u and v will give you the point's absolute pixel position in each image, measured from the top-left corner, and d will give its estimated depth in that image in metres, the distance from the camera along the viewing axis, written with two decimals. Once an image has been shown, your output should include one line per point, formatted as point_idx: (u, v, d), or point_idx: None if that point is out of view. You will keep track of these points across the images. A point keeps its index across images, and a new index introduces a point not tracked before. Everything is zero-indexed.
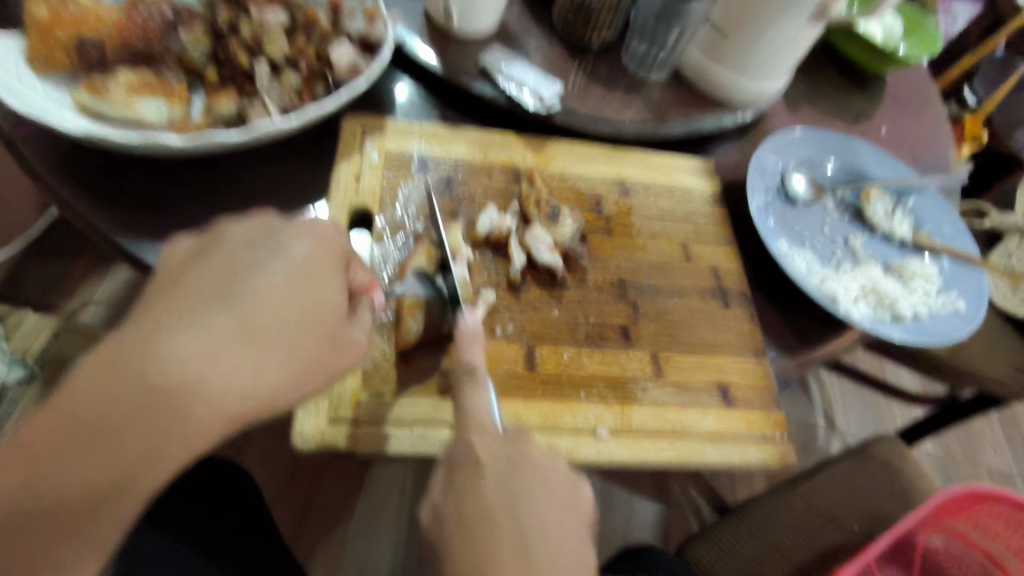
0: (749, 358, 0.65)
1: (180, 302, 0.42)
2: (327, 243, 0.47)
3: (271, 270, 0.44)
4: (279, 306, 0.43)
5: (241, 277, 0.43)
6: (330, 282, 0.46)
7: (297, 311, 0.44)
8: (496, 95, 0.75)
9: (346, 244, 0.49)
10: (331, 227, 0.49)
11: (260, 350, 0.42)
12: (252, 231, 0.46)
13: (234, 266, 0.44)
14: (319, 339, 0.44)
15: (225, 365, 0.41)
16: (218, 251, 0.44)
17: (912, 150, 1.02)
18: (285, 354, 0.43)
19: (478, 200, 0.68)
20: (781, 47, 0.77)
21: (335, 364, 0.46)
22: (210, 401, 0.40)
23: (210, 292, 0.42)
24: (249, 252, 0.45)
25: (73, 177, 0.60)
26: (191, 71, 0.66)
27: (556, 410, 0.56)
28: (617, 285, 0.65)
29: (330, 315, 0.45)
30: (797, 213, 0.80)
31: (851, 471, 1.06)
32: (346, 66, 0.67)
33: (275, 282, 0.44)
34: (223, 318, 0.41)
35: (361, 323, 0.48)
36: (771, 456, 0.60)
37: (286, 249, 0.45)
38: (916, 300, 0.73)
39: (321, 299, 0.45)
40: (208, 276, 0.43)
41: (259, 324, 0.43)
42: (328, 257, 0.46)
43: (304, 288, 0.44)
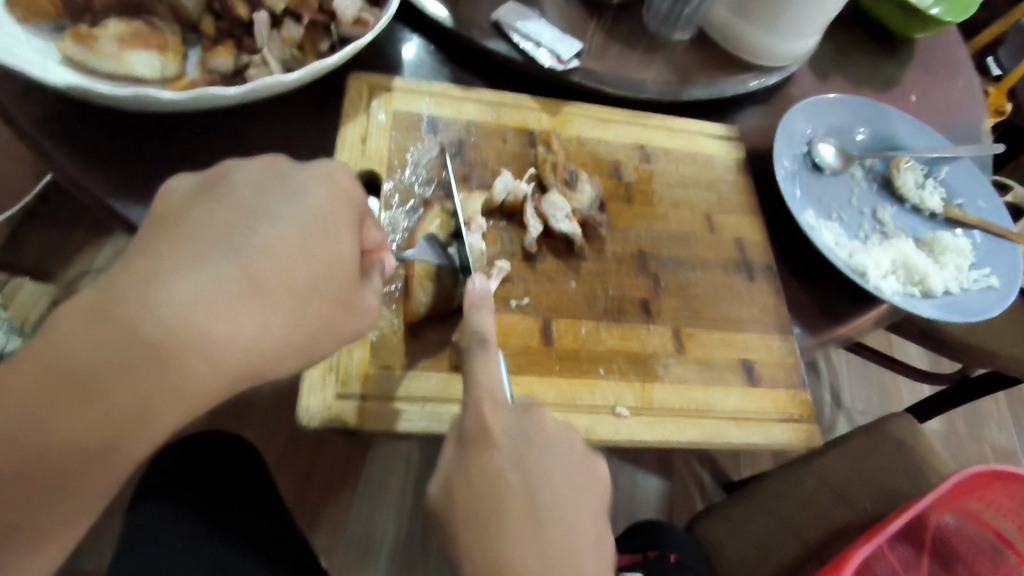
0: (775, 335, 0.62)
1: (180, 245, 0.36)
2: (345, 194, 0.42)
3: (282, 219, 0.39)
4: (289, 260, 0.39)
5: (247, 224, 0.38)
6: (345, 238, 0.42)
7: (307, 267, 0.40)
8: (510, 52, 0.70)
9: (363, 196, 0.44)
10: (348, 175, 0.43)
11: (266, 308, 0.38)
12: (261, 175, 0.41)
13: (241, 212, 0.39)
14: (329, 300, 0.41)
15: (228, 320, 0.37)
16: (223, 193, 0.39)
17: (943, 119, 0.97)
18: (292, 313, 0.39)
19: (491, 165, 0.64)
20: (811, 4, 0.73)
21: (343, 329, 0.43)
22: (210, 359, 0.36)
23: (214, 238, 0.37)
24: (257, 197, 0.40)
25: (61, 132, 0.57)
26: (184, 22, 0.61)
27: (574, 387, 0.54)
28: (637, 256, 0.62)
29: (343, 276, 0.42)
30: (823, 183, 0.76)
31: (866, 448, 1.04)
32: (351, 18, 0.62)
33: (286, 234, 0.39)
34: (228, 268, 0.37)
35: (372, 287, 0.45)
36: (796, 437, 0.58)
37: (299, 197, 0.41)
38: (948, 275, 0.70)
39: (335, 256, 0.41)
40: (212, 220, 0.38)
41: (267, 278, 0.38)
42: (345, 209, 0.42)
43: (317, 243, 0.40)
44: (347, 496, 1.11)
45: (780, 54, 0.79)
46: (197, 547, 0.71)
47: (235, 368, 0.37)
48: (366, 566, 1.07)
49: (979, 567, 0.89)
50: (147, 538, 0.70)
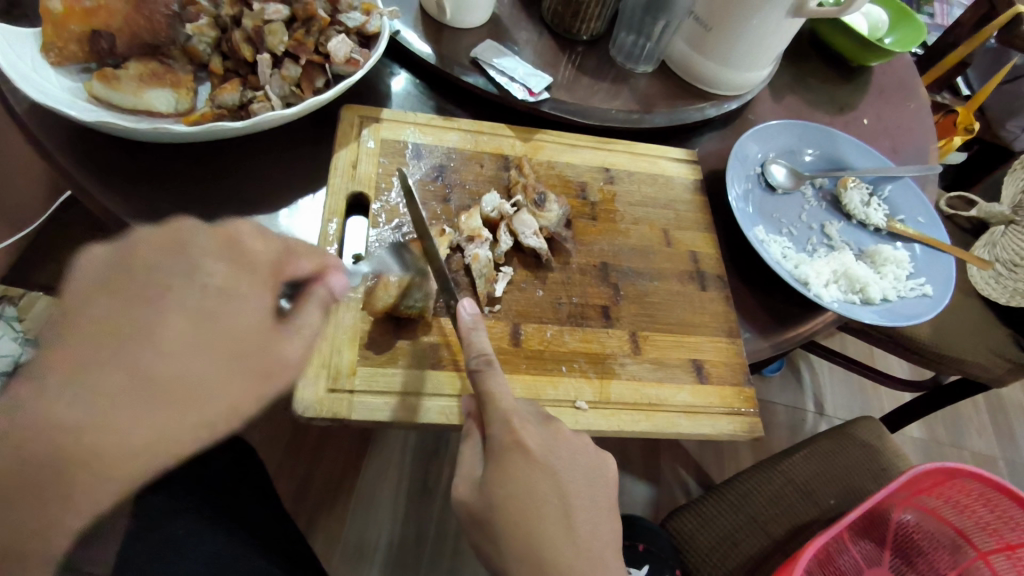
0: (722, 336, 0.69)
1: (84, 343, 0.38)
2: (244, 261, 0.44)
3: (182, 301, 0.41)
4: (193, 342, 0.41)
5: (148, 313, 0.40)
6: (248, 306, 0.43)
7: (211, 345, 0.41)
8: (487, 86, 0.78)
9: (273, 254, 0.46)
10: (250, 240, 0.45)
11: (174, 399, 0.40)
12: (158, 253, 0.42)
13: (139, 302, 0.40)
14: (240, 368, 0.42)
15: (137, 411, 0.38)
16: (123, 284, 0.41)
17: (893, 141, 1.05)
18: (204, 394, 0.41)
19: (469, 187, 0.71)
20: (761, 41, 0.80)
21: (262, 387, 0.44)
22: (128, 450, 0.38)
23: (114, 332, 0.39)
24: (155, 279, 0.41)
25: (85, 160, 0.63)
26: (195, 61, 0.70)
27: (538, 384, 0.60)
28: (599, 268, 0.69)
29: (254, 339, 0.43)
30: (775, 200, 0.84)
31: (832, 449, 1.11)
32: (343, 58, 0.69)
33: (184, 317, 0.41)
34: (129, 365, 0.39)
35: (296, 325, 0.46)
36: (741, 428, 0.64)
37: (197, 275, 0.42)
38: (886, 284, 0.77)
39: (241, 325, 0.43)
40: (114, 313, 0.40)
41: (173, 365, 0.40)
42: (250, 273, 0.44)
43: (221, 317, 0.42)
44: (343, 506, 1.16)
45: (734, 83, 0.87)
46: (197, 537, 0.76)
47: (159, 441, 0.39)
48: (361, 569, 1.12)
49: (940, 562, 0.93)
50: (155, 526, 0.77)
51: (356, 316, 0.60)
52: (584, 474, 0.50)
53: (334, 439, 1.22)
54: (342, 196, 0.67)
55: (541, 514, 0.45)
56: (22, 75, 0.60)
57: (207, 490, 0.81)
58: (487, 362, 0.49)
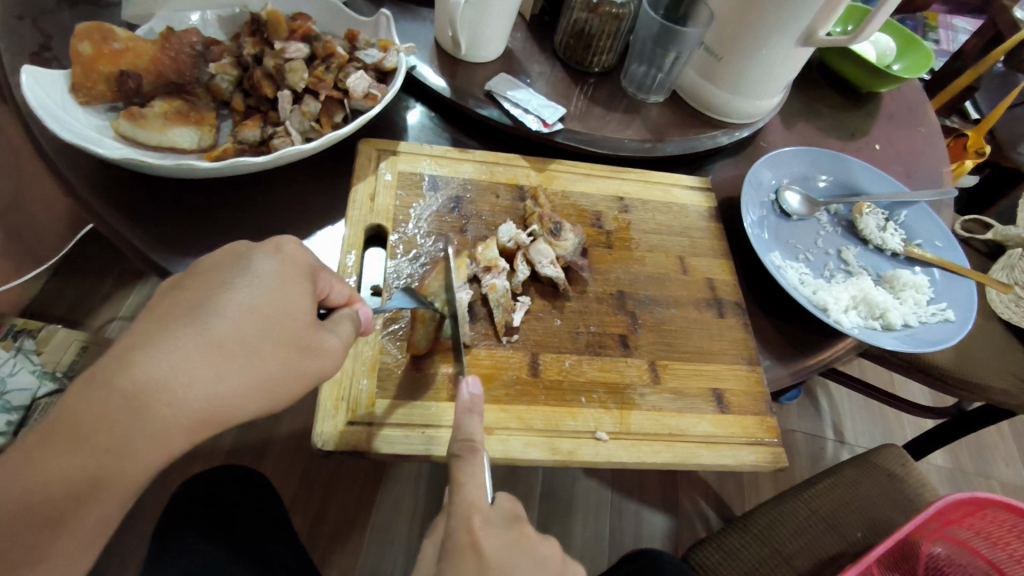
0: (743, 363, 0.68)
1: (157, 316, 0.45)
2: (294, 261, 0.50)
3: (238, 287, 0.46)
4: (242, 319, 0.45)
5: (209, 294, 0.46)
6: (293, 296, 0.48)
7: (256, 324, 0.46)
8: (501, 118, 0.79)
9: (314, 259, 0.52)
10: (299, 245, 0.51)
11: (223, 363, 0.44)
12: (227, 254, 0.49)
13: (205, 288, 0.46)
14: (284, 348, 0.47)
15: (186, 373, 0.43)
16: (196, 276, 0.47)
17: (906, 165, 1.05)
18: (248, 362, 0.45)
19: (486, 217, 0.72)
20: (771, 70, 0.81)
21: (303, 370, 0.48)
22: (177, 404, 0.42)
23: (181, 309, 0.45)
24: (220, 272, 0.47)
25: (107, 194, 0.65)
26: (218, 99, 0.72)
27: (557, 414, 0.59)
28: (616, 296, 0.69)
29: (294, 327, 0.47)
30: (791, 226, 0.84)
31: (855, 479, 1.08)
32: (361, 93, 0.71)
33: (239, 297, 0.46)
34: (190, 331, 0.44)
35: (336, 330, 0.51)
36: (767, 460, 0.62)
37: (253, 269, 0.48)
38: (906, 309, 0.76)
39: (283, 310, 0.47)
40: (184, 296, 0.46)
41: (223, 336, 0.44)
42: (294, 270, 0.49)
43: (268, 301, 0.47)
44: (356, 540, 1.15)
45: (746, 112, 0.88)
46: (225, 567, 0.77)
47: (201, 409, 0.43)
48: None
49: None
50: (169, 565, 0.75)
51: (375, 347, 0.60)
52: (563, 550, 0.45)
53: (347, 470, 1.20)
54: (360, 227, 0.68)
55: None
56: (53, 116, 0.61)
57: (223, 526, 0.80)
58: (470, 448, 0.49)
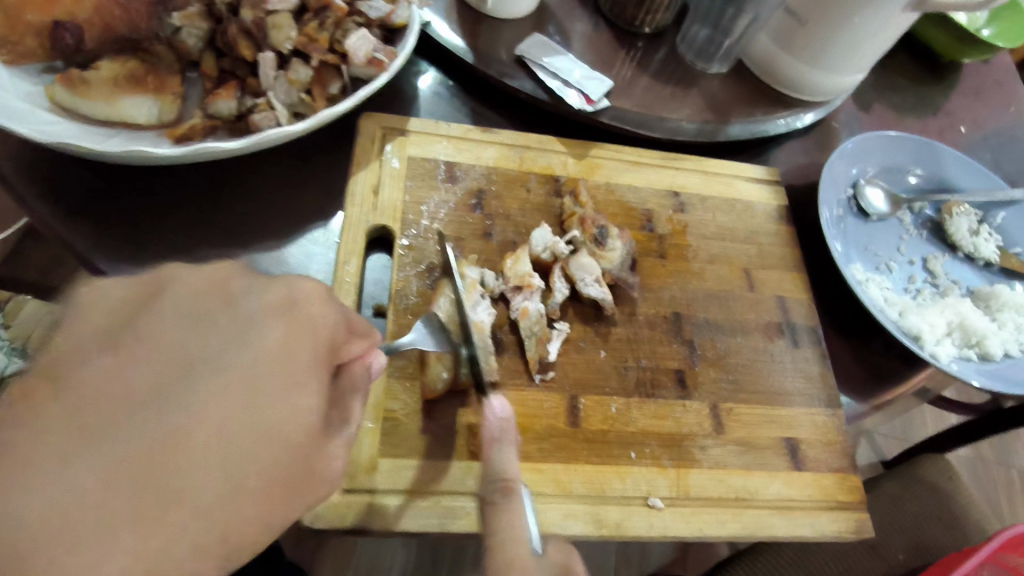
0: (821, 409, 0.57)
1: (50, 424, 0.23)
2: (311, 326, 0.30)
3: (213, 373, 0.26)
4: (217, 444, 0.25)
5: (157, 384, 0.25)
6: (302, 394, 0.29)
7: (237, 446, 0.26)
8: (535, 91, 0.65)
9: (340, 317, 0.33)
10: (318, 295, 0.32)
11: (164, 524, 0.23)
12: (201, 300, 0.29)
13: (150, 367, 0.26)
14: (274, 487, 0.27)
15: (91, 548, 0.22)
16: (134, 338, 0.26)
17: (994, 153, 0.91)
18: (208, 520, 0.25)
19: (514, 218, 0.59)
20: (863, 40, 0.66)
21: (293, 517, 0.29)
22: None
23: (96, 408, 0.24)
24: (184, 338, 0.27)
25: (43, 182, 0.52)
26: (184, 58, 0.56)
27: (602, 475, 0.49)
28: (671, 319, 0.57)
29: (297, 448, 0.28)
30: (870, 230, 0.71)
31: (896, 494, 0.85)
32: (364, 58, 0.57)
33: (213, 395, 0.26)
34: (110, 459, 0.23)
35: (345, 432, 0.33)
36: (846, 529, 0.52)
37: (245, 338, 0.28)
38: (1006, 336, 0.64)
39: (288, 422, 0.28)
40: (105, 378, 0.25)
41: (175, 482, 0.24)
42: (309, 344, 0.30)
43: (262, 406, 0.27)
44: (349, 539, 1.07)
45: (826, 89, 0.73)
46: None
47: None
48: None
49: None
50: None
51: (379, 388, 0.48)
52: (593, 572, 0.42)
53: None
54: (362, 230, 0.55)
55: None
56: None
57: None
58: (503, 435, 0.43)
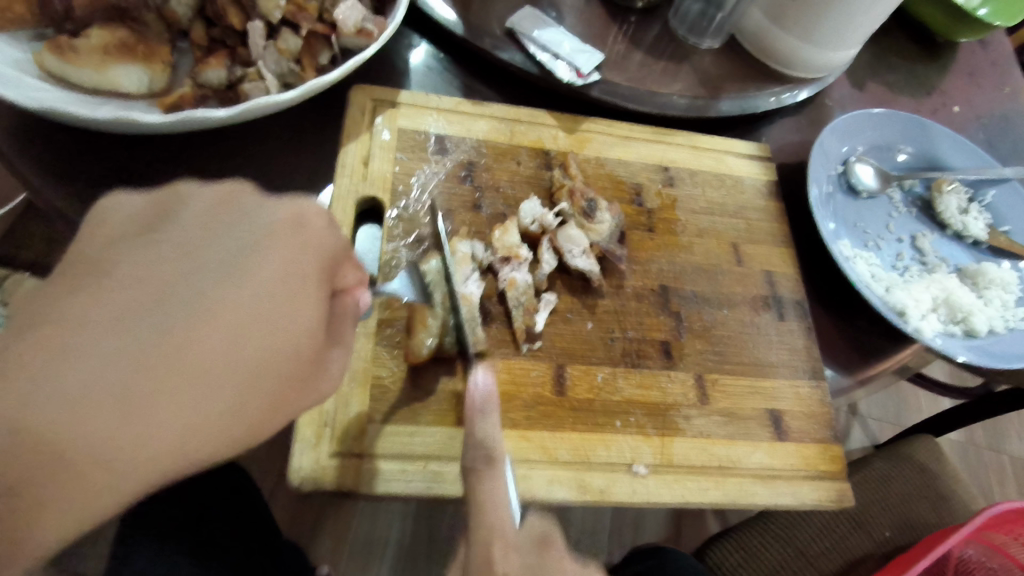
0: (804, 379, 0.58)
1: (90, 303, 0.27)
2: (311, 245, 0.34)
3: (232, 273, 0.31)
4: (227, 339, 0.29)
5: (184, 277, 0.30)
6: (306, 305, 0.32)
7: (250, 340, 0.30)
8: (525, 63, 0.65)
9: (339, 241, 0.36)
10: (320, 218, 0.35)
11: (189, 400, 0.28)
12: (216, 215, 0.33)
13: (177, 265, 0.30)
14: (278, 381, 0.31)
15: (132, 407, 0.27)
16: (160, 238, 0.31)
17: (987, 134, 0.90)
18: (224, 398, 0.29)
19: (504, 191, 0.59)
20: (856, 15, 0.66)
21: (294, 411, 0.32)
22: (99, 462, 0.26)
23: (133, 293, 0.29)
24: (206, 246, 0.32)
25: (33, 149, 0.52)
26: (174, 27, 0.56)
27: (587, 443, 0.50)
28: (658, 292, 0.57)
29: (300, 352, 0.32)
30: (859, 207, 0.71)
31: (885, 473, 0.85)
32: (353, 28, 0.57)
33: (232, 295, 0.30)
34: (145, 337, 0.28)
35: (345, 347, 0.37)
36: (826, 497, 0.54)
37: (259, 247, 0.32)
38: (992, 313, 0.65)
39: (287, 325, 0.31)
40: (137, 268, 0.29)
41: (192, 358, 0.28)
42: (311, 264, 0.33)
43: (272, 310, 0.31)
44: None
45: (818, 66, 0.73)
46: None
47: (148, 477, 0.27)
48: None
49: None
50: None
51: (367, 355, 0.48)
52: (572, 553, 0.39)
53: None
54: (351, 201, 0.55)
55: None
56: None
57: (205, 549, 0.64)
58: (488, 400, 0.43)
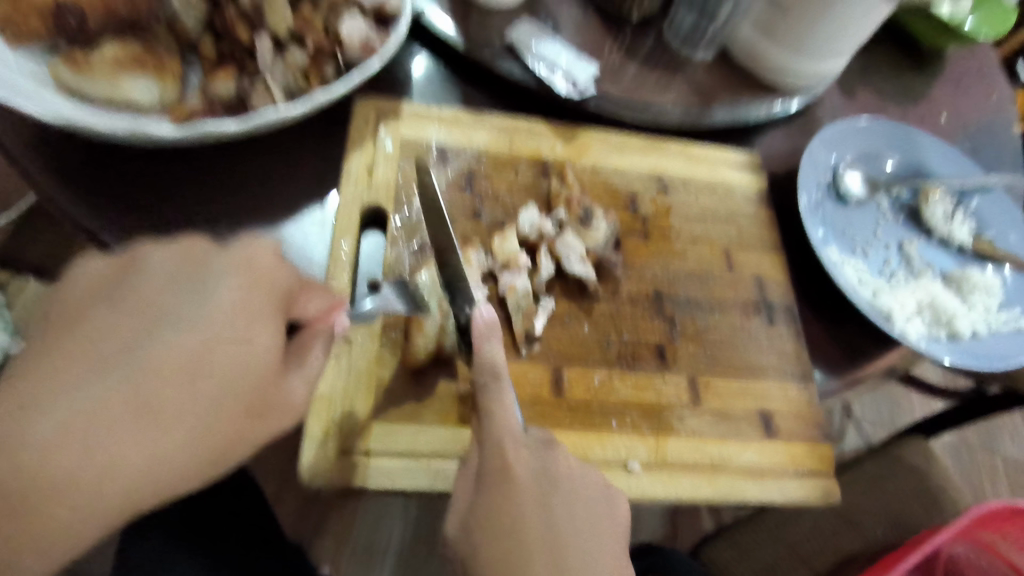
0: (793, 381, 0.60)
1: (72, 360, 0.34)
2: (262, 278, 0.40)
3: (190, 318, 0.37)
4: (190, 375, 0.36)
5: (149, 328, 0.36)
6: (259, 336, 0.38)
7: (209, 376, 0.37)
8: (524, 78, 0.67)
9: (291, 273, 0.42)
10: (272, 253, 0.41)
11: (164, 431, 0.35)
12: (173, 261, 0.39)
13: (145, 317, 0.37)
14: (238, 405, 0.38)
15: (116, 440, 0.34)
16: (131, 287, 0.37)
17: (974, 142, 0.93)
18: (193, 426, 0.36)
19: (503, 200, 0.61)
20: (843, 28, 0.69)
21: (261, 427, 0.40)
22: (96, 482, 0.34)
23: (106, 344, 0.35)
24: (164, 294, 0.37)
25: (48, 159, 0.54)
26: (184, 42, 0.58)
27: (583, 441, 0.52)
28: (652, 297, 0.60)
29: (257, 380, 0.38)
30: (848, 214, 0.74)
31: (877, 473, 0.86)
32: (358, 43, 0.60)
33: (188, 340, 0.36)
34: (118, 381, 0.35)
35: (308, 367, 0.42)
36: (814, 493, 0.56)
37: (211, 291, 0.38)
38: (975, 316, 0.67)
39: (244, 356, 0.38)
40: (112, 321, 0.36)
41: (162, 396, 0.35)
42: (262, 297, 0.39)
43: (227, 346, 0.37)
44: None
45: (808, 77, 0.75)
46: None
47: (139, 488, 0.35)
48: None
49: None
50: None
51: (371, 356, 0.51)
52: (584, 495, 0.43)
53: None
54: (356, 208, 0.57)
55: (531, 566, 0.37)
56: None
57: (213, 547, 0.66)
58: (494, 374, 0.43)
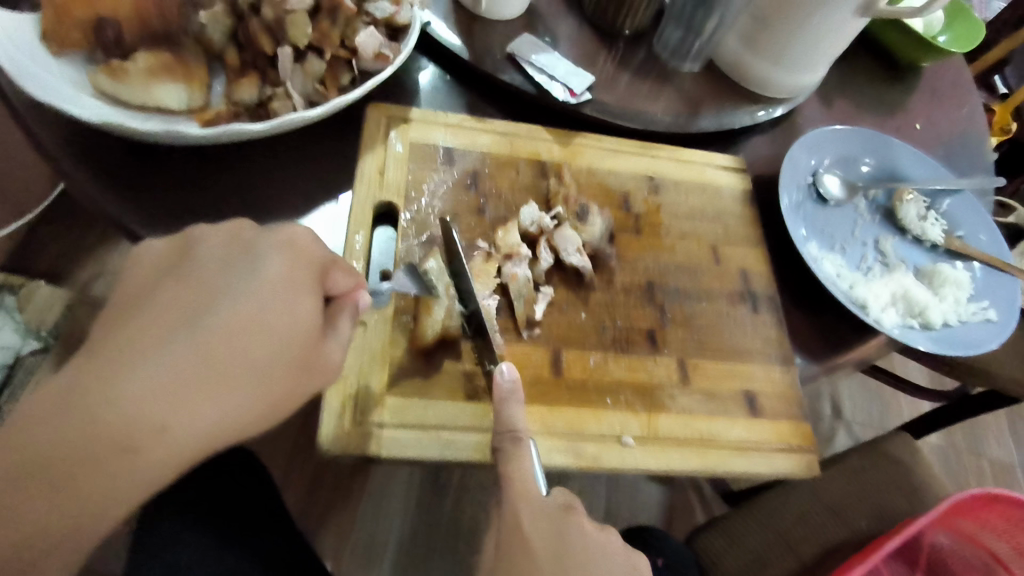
0: (776, 365, 0.64)
1: (140, 330, 0.37)
2: (302, 254, 0.43)
3: (243, 290, 0.40)
4: (248, 341, 0.39)
5: (207, 299, 0.39)
6: (302, 304, 0.42)
7: (264, 342, 0.40)
8: (523, 85, 0.72)
9: (324, 251, 0.45)
10: (307, 234, 0.44)
11: (227, 393, 0.38)
12: (224, 243, 0.42)
13: (204, 290, 0.39)
14: (289, 368, 0.41)
15: (185, 403, 0.37)
16: (189, 266, 0.40)
17: (947, 148, 0.99)
18: (252, 388, 0.39)
19: (505, 198, 0.66)
20: (820, 42, 0.74)
21: (305, 390, 0.43)
22: (170, 436, 0.37)
23: (171, 316, 0.38)
24: (217, 271, 0.40)
25: (79, 154, 0.58)
26: (210, 52, 0.63)
27: (580, 417, 0.56)
28: (644, 287, 0.64)
29: (302, 347, 0.42)
30: (828, 214, 0.78)
31: (861, 463, 0.90)
32: (371, 53, 0.65)
33: (244, 308, 0.39)
34: (185, 346, 0.37)
35: (339, 336, 0.46)
36: (797, 468, 0.60)
37: (260, 265, 0.41)
38: (946, 307, 0.72)
39: (292, 323, 0.41)
40: (175, 296, 0.39)
41: (225, 360, 0.38)
42: (304, 269, 0.42)
43: (276, 314, 0.40)
44: (354, 504, 1.11)
45: (788, 87, 0.81)
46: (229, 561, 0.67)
47: (205, 442, 0.38)
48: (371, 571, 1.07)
49: None
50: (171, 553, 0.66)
51: (385, 337, 0.55)
52: (602, 541, 0.44)
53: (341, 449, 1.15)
54: (368, 205, 0.62)
55: (536, 568, 0.40)
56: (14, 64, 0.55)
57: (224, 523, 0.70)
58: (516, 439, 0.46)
